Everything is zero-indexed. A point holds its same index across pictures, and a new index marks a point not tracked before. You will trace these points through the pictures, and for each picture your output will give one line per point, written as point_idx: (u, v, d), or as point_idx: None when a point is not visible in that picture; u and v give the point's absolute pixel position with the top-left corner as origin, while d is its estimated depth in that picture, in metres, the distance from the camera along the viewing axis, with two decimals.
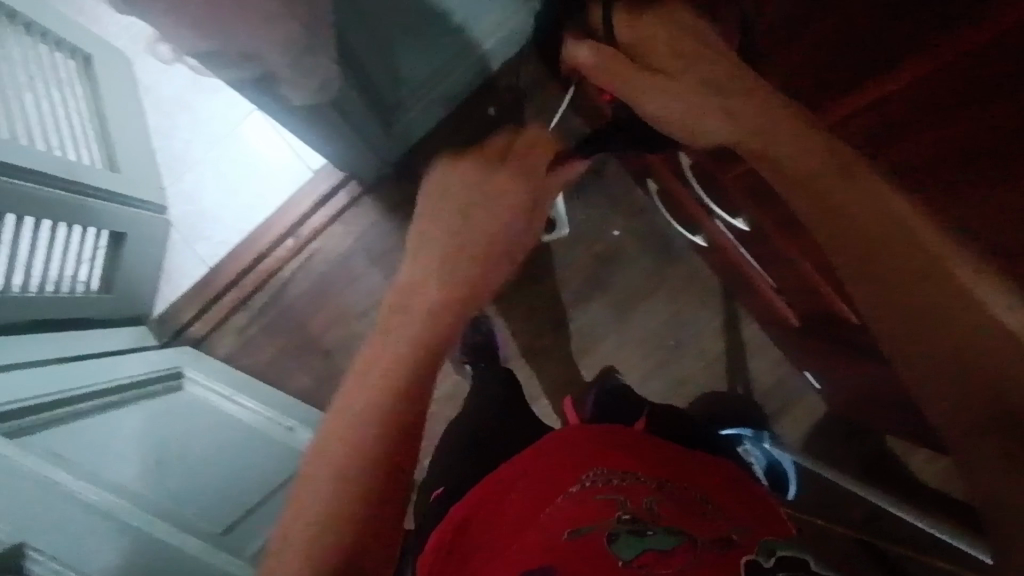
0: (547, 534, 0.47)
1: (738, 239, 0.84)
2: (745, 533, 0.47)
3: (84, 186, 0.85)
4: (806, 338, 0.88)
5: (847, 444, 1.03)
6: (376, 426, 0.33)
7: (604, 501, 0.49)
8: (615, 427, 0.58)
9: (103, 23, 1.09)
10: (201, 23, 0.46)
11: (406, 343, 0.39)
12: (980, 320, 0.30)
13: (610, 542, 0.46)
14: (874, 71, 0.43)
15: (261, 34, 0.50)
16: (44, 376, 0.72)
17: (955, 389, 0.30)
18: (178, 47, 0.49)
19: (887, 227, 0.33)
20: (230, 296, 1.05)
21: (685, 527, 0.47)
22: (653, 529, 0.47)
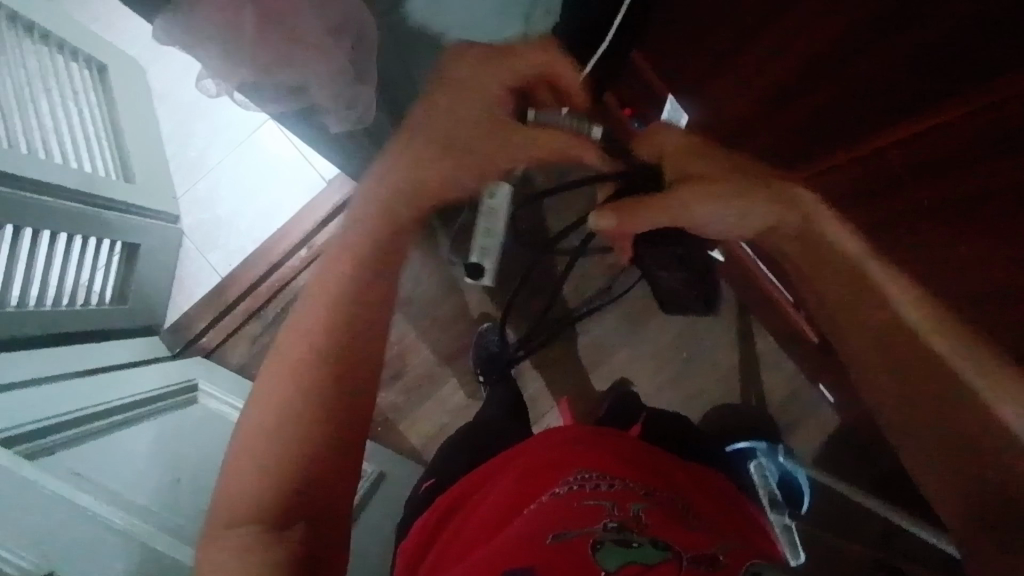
0: (520, 538, 0.42)
1: (756, 254, 0.84)
2: (735, 555, 0.42)
3: (98, 197, 0.85)
4: (824, 354, 0.88)
5: (860, 459, 1.02)
6: (272, 433, 0.40)
7: (585, 507, 0.45)
8: (610, 443, 0.57)
9: (120, 34, 1.11)
10: (247, 46, 0.48)
11: (306, 338, 0.44)
12: (980, 421, 0.39)
13: (592, 549, 0.40)
14: (932, 98, 0.43)
15: (301, 59, 0.51)
16: (65, 392, 0.72)
17: (948, 480, 0.40)
18: (225, 76, 0.51)
19: (901, 346, 0.42)
20: (243, 306, 1.05)
21: (673, 540, 0.41)
22: (639, 541, 0.41)
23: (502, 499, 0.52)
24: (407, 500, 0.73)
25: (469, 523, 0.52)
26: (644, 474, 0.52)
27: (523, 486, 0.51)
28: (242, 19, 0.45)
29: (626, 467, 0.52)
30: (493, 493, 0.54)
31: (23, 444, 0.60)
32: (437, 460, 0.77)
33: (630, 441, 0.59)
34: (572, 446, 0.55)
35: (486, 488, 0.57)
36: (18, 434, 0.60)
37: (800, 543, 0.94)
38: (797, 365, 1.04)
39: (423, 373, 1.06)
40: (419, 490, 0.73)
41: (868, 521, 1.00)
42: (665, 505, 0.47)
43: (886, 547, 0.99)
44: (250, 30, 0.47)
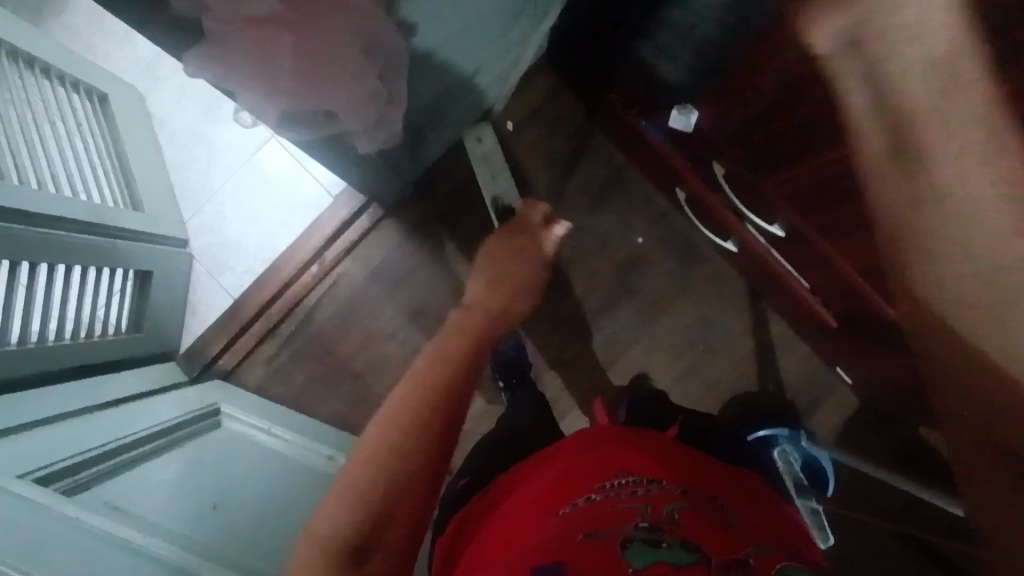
0: (551, 539, 0.42)
1: (769, 241, 0.84)
2: (767, 559, 0.40)
3: (110, 228, 0.85)
4: (844, 337, 0.89)
5: (880, 436, 1.03)
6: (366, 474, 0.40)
7: (619, 510, 0.44)
8: (650, 444, 0.56)
9: (113, 60, 1.11)
10: (276, 81, 0.48)
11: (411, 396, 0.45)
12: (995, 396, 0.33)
13: (620, 548, 0.39)
14: None
15: (332, 92, 0.52)
16: (96, 425, 0.72)
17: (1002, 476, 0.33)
18: (255, 111, 0.51)
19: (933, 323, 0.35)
20: (257, 326, 1.04)
21: (705, 542, 0.40)
22: (669, 541, 0.39)
23: (537, 493, 0.51)
24: (443, 495, 0.72)
25: (500, 519, 0.52)
26: (683, 476, 0.51)
27: (558, 487, 0.50)
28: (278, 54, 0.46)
29: (664, 469, 0.51)
30: (527, 490, 0.53)
31: (63, 480, 0.60)
32: (473, 458, 0.75)
33: (669, 443, 0.58)
34: (611, 448, 0.54)
35: (520, 486, 0.56)
36: (57, 471, 0.60)
37: (827, 526, 0.94)
38: (811, 348, 1.05)
39: None
40: (456, 487, 0.71)
41: (892, 497, 1.00)
42: (702, 507, 0.46)
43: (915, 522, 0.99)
44: (287, 68, 0.47)
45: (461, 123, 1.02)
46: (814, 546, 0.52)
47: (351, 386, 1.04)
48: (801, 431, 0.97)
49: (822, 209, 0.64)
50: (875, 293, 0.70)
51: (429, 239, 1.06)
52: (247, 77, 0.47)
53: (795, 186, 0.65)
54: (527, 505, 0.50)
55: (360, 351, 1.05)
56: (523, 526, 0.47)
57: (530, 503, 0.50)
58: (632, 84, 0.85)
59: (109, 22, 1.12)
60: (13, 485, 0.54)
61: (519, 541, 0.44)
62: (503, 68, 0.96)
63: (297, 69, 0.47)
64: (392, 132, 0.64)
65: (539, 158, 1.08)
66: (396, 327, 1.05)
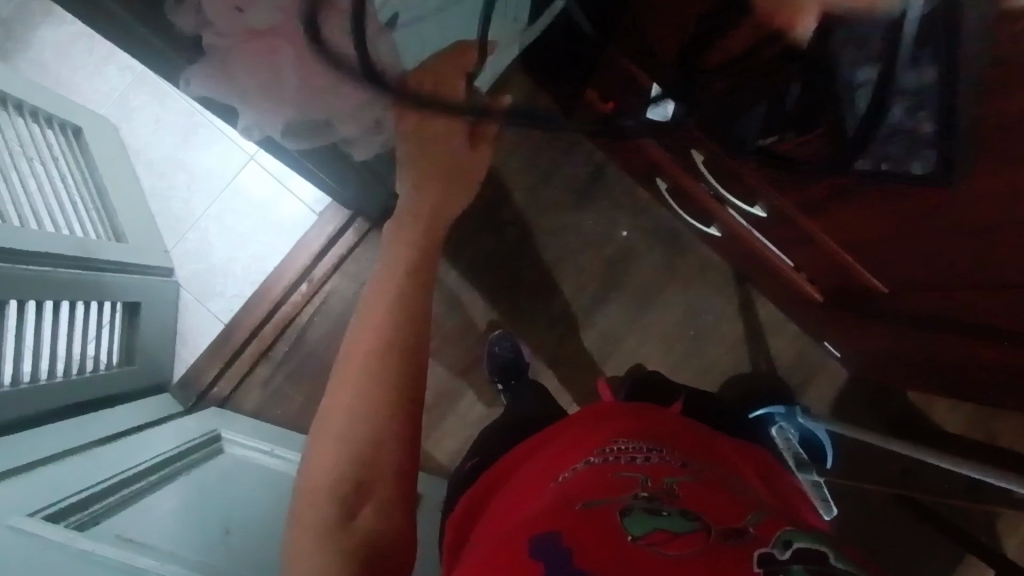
0: (550, 510, 0.43)
1: (750, 223, 0.87)
2: (766, 525, 0.39)
3: (95, 261, 0.84)
4: (832, 313, 0.91)
5: (872, 405, 1.06)
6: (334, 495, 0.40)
7: (618, 478, 0.45)
8: (652, 414, 0.57)
9: (84, 92, 1.10)
10: (277, 101, 0.49)
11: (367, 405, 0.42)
12: None
13: (619, 517, 0.40)
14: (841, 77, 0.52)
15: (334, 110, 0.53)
16: (100, 460, 0.70)
17: None
18: (261, 125, 0.52)
19: None
20: (249, 349, 1.04)
21: (704, 511, 0.40)
22: (668, 510, 0.40)
23: (541, 466, 0.52)
24: (453, 476, 0.73)
25: (503, 493, 0.53)
26: (684, 447, 0.51)
27: (561, 458, 0.51)
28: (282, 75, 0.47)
29: (662, 438, 0.52)
30: (529, 465, 0.55)
31: (72, 515, 0.59)
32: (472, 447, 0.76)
33: (668, 414, 0.58)
34: (613, 421, 0.55)
35: (523, 462, 0.57)
36: (65, 506, 0.58)
37: (830, 497, 0.96)
38: (800, 326, 1.08)
39: (440, 389, 1.05)
40: (462, 470, 0.72)
41: (889, 465, 1.04)
42: (702, 475, 0.46)
43: (913, 485, 1.03)
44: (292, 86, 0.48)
45: None
46: (824, 523, 0.53)
47: None
48: (797, 407, 0.99)
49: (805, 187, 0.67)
50: (860, 266, 0.73)
51: None
52: (253, 92, 0.48)
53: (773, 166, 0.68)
54: (528, 479, 0.51)
55: None
56: (524, 498, 0.48)
57: (529, 479, 0.51)
58: (608, 77, 0.87)
59: (78, 56, 1.11)
60: (23, 523, 0.52)
61: (519, 517, 0.45)
62: None
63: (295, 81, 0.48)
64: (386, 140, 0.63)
65: (520, 160, 1.08)
66: None
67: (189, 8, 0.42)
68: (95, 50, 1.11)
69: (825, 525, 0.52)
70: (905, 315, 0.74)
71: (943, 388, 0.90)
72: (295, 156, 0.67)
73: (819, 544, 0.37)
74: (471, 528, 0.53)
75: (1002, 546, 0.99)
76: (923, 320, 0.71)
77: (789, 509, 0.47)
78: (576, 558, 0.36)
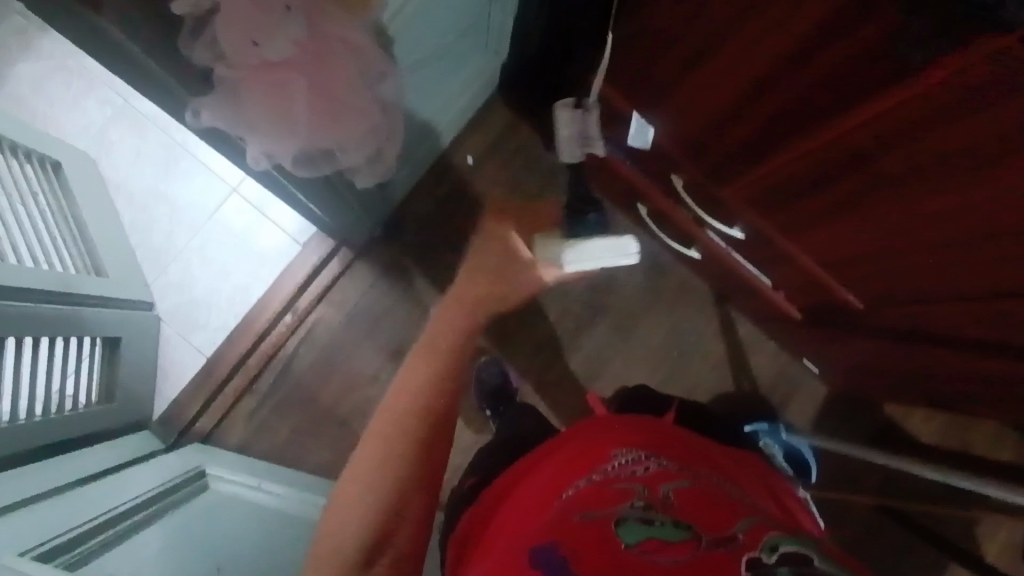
0: (548, 524, 0.43)
1: (729, 244, 0.90)
2: (754, 531, 0.40)
3: (74, 295, 0.82)
4: (809, 329, 0.94)
5: (852, 417, 1.09)
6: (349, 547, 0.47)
7: (616, 489, 0.45)
8: (650, 425, 0.58)
9: (61, 126, 1.09)
10: (284, 131, 0.50)
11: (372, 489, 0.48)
12: None
13: (614, 527, 0.40)
14: (819, 122, 0.54)
15: (342, 133, 0.53)
16: (85, 500, 0.68)
17: None
18: (268, 155, 0.53)
19: None
20: (234, 382, 1.03)
21: (696, 520, 0.41)
22: (660, 520, 0.41)
23: (542, 479, 0.52)
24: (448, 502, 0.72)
25: (503, 507, 0.53)
26: (681, 455, 0.52)
27: (560, 472, 0.52)
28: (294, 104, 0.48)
29: (662, 449, 0.53)
30: (529, 477, 0.55)
31: (61, 556, 0.56)
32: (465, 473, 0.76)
33: (668, 426, 0.59)
34: (612, 433, 0.55)
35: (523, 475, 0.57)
36: (54, 546, 0.56)
37: (816, 512, 0.98)
38: (778, 344, 1.10)
39: None
40: (457, 494, 0.72)
41: (870, 477, 1.06)
42: (698, 483, 0.47)
43: (893, 494, 1.05)
44: (302, 115, 0.49)
45: (420, 166, 1.03)
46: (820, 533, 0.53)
47: (335, 434, 1.03)
48: (780, 423, 1.01)
49: (782, 206, 0.70)
50: (836, 283, 0.76)
51: (401, 278, 1.06)
52: (263, 123, 0.49)
53: (753, 187, 0.71)
54: (528, 493, 0.52)
55: (343, 398, 1.04)
56: (523, 514, 0.48)
57: (528, 492, 0.52)
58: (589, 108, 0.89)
59: (55, 90, 1.10)
60: (11, 563, 0.50)
61: (519, 532, 0.45)
62: (463, 99, 0.97)
63: (305, 111, 0.49)
64: (390, 164, 0.65)
65: (501, 188, 1.09)
66: (377, 368, 1.05)
67: (205, 42, 0.41)
68: (73, 85, 1.11)
69: (821, 534, 0.53)
70: (881, 329, 0.77)
71: (917, 400, 0.93)
72: (289, 186, 0.68)
73: (803, 547, 0.38)
74: (473, 539, 0.53)
75: (982, 553, 1.02)
76: (897, 333, 0.74)
77: (782, 515, 0.48)
78: (571, 568, 0.37)
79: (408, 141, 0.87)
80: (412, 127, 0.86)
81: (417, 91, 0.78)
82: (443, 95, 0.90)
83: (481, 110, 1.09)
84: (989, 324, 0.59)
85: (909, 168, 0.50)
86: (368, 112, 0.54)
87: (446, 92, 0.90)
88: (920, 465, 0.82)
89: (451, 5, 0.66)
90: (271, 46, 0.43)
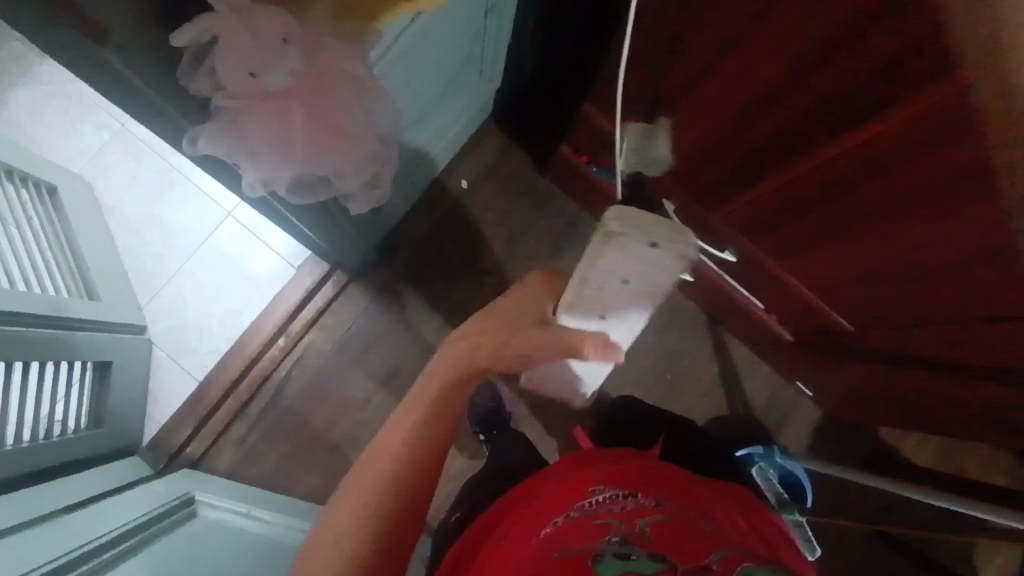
0: (527, 563, 0.43)
1: (722, 268, 0.91)
2: (728, 563, 0.40)
3: (67, 319, 0.82)
4: (801, 352, 0.94)
5: (847, 439, 1.09)
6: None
7: (594, 526, 0.45)
8: (632, 459, 0.58)
9: (58, 150, 1.10)
10: (280, 161, 0.50)
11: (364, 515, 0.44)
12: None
13: (591, 561, 0.40)
14: (813, 146, 0.55)
15: (343, 162, 0.54)
16: (70, 528, 0.67)
17: None
18: (263, 183, 0.53)
19: None
20: (225, 407, 1.02)
21: (671, 552, 0.41)
22: (638, 553, 0.40)
23: (523, 518, 0.52)
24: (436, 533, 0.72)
25: (483, 552, 0.52)
26: (661, 489, 0.52)
27: (540, 508, 0.51)
28: (294, 134, 0.48)
29: (642, 484, 0.52)
30: (509, 517, 0.54)
31: None
32: (459, 497, 0.75)
33: (650, 461, 0.59)
34: (594, 469, 0.55)
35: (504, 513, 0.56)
36: None
37: (813, 538, 0.97)
38: (771, 367, 1.11)
39: None
40: (447, 522, 0.71)
41: (865, 501, 1.05)
42: (675, 516, 0.47)
43: (888, 519, 1.05)
44: (301, 143, 0.49)
45: (415, 190, 1.04)
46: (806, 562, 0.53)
47: (326, 460, 1.02)
48: (775, 447, 1.01)
49: (772, 230, 0.71)
50: (826, 306, 0.77)
51: (395, 302, 1.07)
52: (262, 153, 0.49)
53: (743, 212, 0.72)
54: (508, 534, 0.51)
55: (335, 423, 1.03)
56: (503, 554, 0.48)
57: (507, 534, 0.51)
58: (581, 134, 0.90)
59: (52, 115, 1.11)
60: None
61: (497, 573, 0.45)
62: (457, 125, 0.98)
63: (305, 141, 0.49)
64: (385, 193, 0.66)
65: (495, 212, 1.10)
66: (370, 392, 1.04)
67: (204, 72, 0.43)
68: (71, 110, 1.12)
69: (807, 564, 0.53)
70: (872, 353, 0.77)
71: (910, 424, 0.93)
72: (284, 211, 0.69)
73: None
74: None
75: None
76: (887, 356, 0.75)
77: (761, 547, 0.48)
78: None
79: (402, 165, 0.88)
80: (408, 152, 0.87)
81: (413, 116, 0.79)
82: (439, 121, 0.92)
83: (475, 136, 1.10)
84: (980, 349, 0.59)
85: (903, 191, 0.51)
86: (368, 142, 0.54)
87: (441, 117, 0.91)
88: (917, 491, 0.81)
89: (441, 37, 0.67)
90: (270, 77, 0.44)
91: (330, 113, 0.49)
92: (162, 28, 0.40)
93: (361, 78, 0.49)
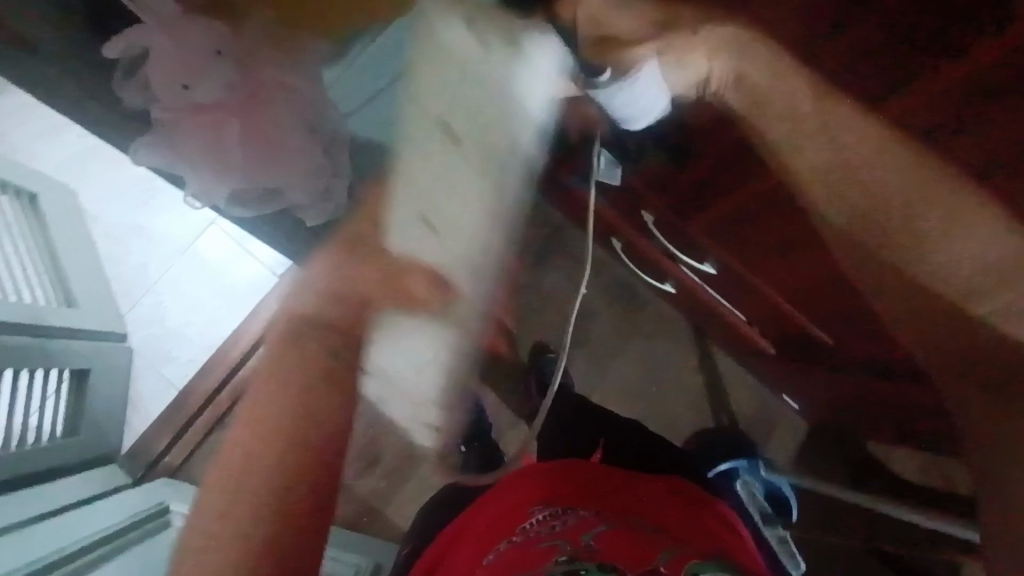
0: None
1: (703, 280, 0.89)
2: (676, 562, 0.41)
3: (45, 327, 0.81)
4: (784, 365, 0.94)
5: (835, 450, 1.06)
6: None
7: (540, 550, 0.43)
8: (570, 464, 0.58)
9: (41, 159, 1.10)
10: (221, 170, 0.53)
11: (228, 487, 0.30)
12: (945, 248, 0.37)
13: None
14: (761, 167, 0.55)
15: (285, 173, 0.54)
16: (42, 534, 0.66)
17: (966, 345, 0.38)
18: (210, 191, 0.56)
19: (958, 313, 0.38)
20: (202, 419, 1.00)
21: (620, 560, 0.41)
22: (587, 566, 0.39)
23: (468, 559, 0.49)
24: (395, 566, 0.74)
25: None
26: (596, 502, 0.52)
27: (483, 541, 0.50)
28: (230, 143, 0.51)
29: (583, 500, 0.52)
30: (454, 559, 0.51)
31: None
32: (417, 523, 0.77)
33: (591, 469, 0.59)
34: (539, 483, 0.55)
35: (450, 552, 0.54)
36: None
37: (798, 554, 0.96)
38: (757, 378, 1.09)
39: (403, 451, 1.03)
40: (402, 557, 0.74)
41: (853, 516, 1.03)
42: (616, 526, 0.47)
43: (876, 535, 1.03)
44: (238, 152, 0.52)
45: None
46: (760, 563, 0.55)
47: None
48: (759, 461, 1.00)
49: (748, 240, 0.70)
50: (802, 318, 0.76)
51: None
52: (202, 164, 0.52)
53: (719, 223, 0.72)
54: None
55: None
56: None
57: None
58: None
59: (37, 125, 1.12)
60: None
61: None
62: None
63: (241, 150, 0.52)
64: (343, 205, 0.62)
65: None
66: None
67: (136, 82, 0.46)
68: (55, 120, 1.12)
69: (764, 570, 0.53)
70: (851, 365, 0.77)
71: (897, 437, 0.92)
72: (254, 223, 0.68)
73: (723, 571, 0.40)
74: None
75: None
76: (869, 367, 0.74)
77: (710, 545, 0.48)
78: None
79: None
80: None
81: None
82: None
83: None
84: None
85: None
86: (308, 151, 0.54)
87: None
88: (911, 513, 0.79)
89: None
90: (200, 89, 0.47)
91: (264, 125, 0.51)
92: (93, 38, 0.44)
93: (301, 93, 0.50)
